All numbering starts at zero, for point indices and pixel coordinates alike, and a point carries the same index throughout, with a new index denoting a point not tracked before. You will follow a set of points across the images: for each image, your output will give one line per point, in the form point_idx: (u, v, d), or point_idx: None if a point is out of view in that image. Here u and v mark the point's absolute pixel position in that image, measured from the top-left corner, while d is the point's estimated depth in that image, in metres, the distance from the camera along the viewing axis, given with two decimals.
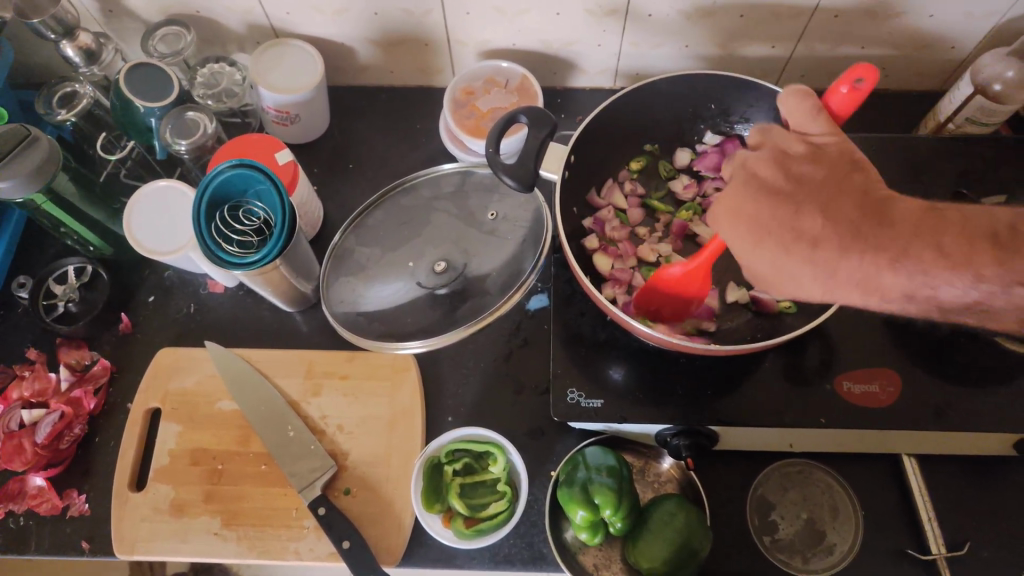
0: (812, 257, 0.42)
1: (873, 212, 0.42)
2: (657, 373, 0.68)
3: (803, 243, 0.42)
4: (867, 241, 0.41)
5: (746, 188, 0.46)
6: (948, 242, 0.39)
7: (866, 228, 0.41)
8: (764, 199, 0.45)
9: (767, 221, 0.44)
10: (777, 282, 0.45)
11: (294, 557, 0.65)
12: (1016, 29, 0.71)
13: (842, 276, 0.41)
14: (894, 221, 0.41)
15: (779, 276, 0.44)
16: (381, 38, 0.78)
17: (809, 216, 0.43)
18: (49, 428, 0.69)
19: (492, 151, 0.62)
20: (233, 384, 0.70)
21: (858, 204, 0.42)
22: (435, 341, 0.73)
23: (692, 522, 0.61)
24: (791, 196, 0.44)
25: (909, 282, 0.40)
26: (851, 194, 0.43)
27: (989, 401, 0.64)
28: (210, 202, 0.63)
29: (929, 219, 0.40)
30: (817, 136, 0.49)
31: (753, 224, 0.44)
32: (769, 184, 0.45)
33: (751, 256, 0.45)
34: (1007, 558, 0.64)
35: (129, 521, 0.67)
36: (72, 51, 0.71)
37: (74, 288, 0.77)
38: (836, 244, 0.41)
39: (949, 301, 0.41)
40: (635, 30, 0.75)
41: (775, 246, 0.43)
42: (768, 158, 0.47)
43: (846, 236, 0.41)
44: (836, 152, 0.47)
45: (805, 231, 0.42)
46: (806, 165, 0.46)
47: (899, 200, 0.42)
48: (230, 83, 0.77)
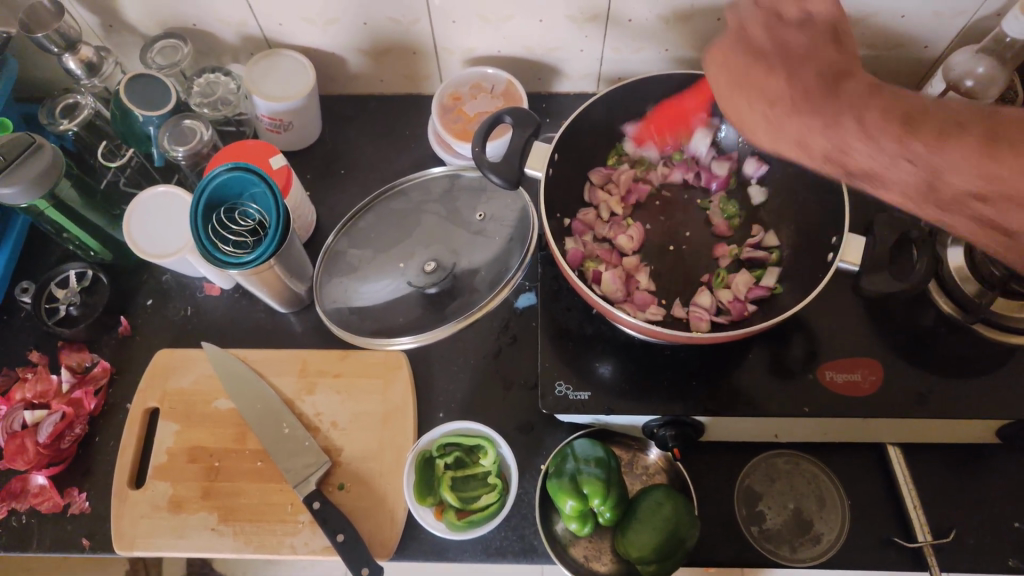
0: (772, 104, 0.46)
1: (833, 84, 0.44)
2: (643, 365, 0.69)
3: (772, 101, 0.46)
4: (854, 122, 0.41)
5: (735, 51, 0.50)
6: (870, 117, 0.40)
7: (853, 104, 0.42)
8: (757, 61, 0.49)
9: (744, 74, 0.49)
10: (750, 122, 0.48)
11: (289, 551, 0.67)
12: (985, 28, 0.73)
13: (784, 130, 0.45)
14: (841, 96, 0.43)
15: (742, 93, 0.48)
16: (371, 48, 0.81)
17: (777, 77, 0.47)
18: (50, 428, 0.70)
19: (479, 150, 0.64)
20: (230, 384, 0.72)
21: (821, 73, 0.45)
22: (425, 336, 0.75)
23: (678, 511, 0.62)
24: (770, 56, 0.48)
25: (838, 147, 0.42)
26: (818, 63, 0.46)
27: (969, 388, 0.65)
28: (206, 205, 0.66)
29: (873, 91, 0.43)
30: (816, 4, 0.51)
31: (739, 85, 0.49)
32: (756, 42, 0.50)
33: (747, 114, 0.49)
34: (991, 544, 0.65)
35: (129, 518, 0.69)
36: (74, 64, 0.74)
37: (74, 293, 0.78)
38: (790, 101, 0.45)
39: (855, 168, 0.42)
40: (616, 35, 0.77)
41: (760, 105, 0.47)
42: (747, 34, 0.51)
43: (799, 98, 0.44)
44: (826, 19, 0.50)
45: (775, 94, 0.46)
46: (793, 25, 0.50)
47: (857, 79, 0.44)
48: (225, 92, 0.79)
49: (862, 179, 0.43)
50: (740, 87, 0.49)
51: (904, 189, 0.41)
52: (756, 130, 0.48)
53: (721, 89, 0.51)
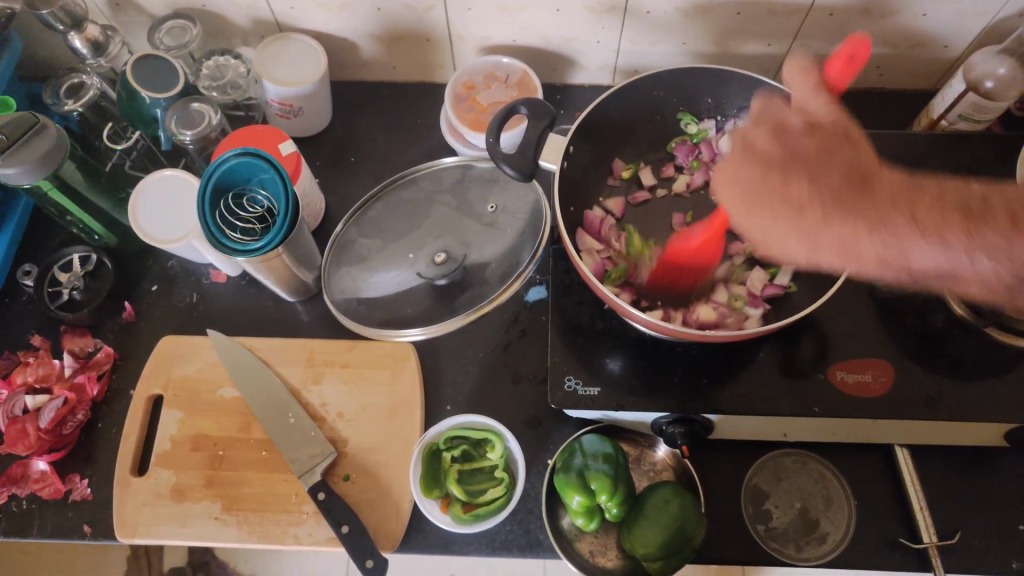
0: (803, 238, 0.43)
1: (861, 185, 0.44)
2: (654, 361, 0.69)
3: (792, 208, 0.43)
4: (906, 221, 0.41)
5: (747, 160, 0.48)
6: (923, 213, 0.41)
7: (892, 206, 0.42)
8: (768, 171, 0.46)
9: (763, 186, 0.45)
10: (775, 240, 0.44)
11: (293, 541, 0.66)
12: (1006, 28, 0.73)
13: (823, 242, 0.42)
14: (876, 194, 0.43)
15: (764, 216, 0.44)
16: (384, 34, 0.79)
17: (800, 181, 0.44)
18: (52, 414, 0.69)
19: (492, 141, 0.63)
20: (235, 372, 0.71)
21: (846, 176, 0.44)
22: (434, 327, 0.74)
23: (686, 509, 0.62)
24: (783, 165, 0.46)
25: (892, 249, 0.41)
26: (839, 165, 0.46)
27: (979, 391, 0.65)
28: (214, 190, 0.64)
29: (912, 194, 0.42)
30: (817, 109, 0.52)
31: (755, 198, 0.45)
32: (765, 150, 0.48)
33: (744, 224, 0.46)
34: (996, 546, 0.65)
35: (131, 505, 0.68)
36: (80, 43, 0.72)
37: (77, 277, 0.77)
38: (822, 210, 0.42)
39: (921, 268, 0.41)
40: (634, 27, 0.76)
41: (789, 225, 0.43)
42: (754, 144, 0.49)
43: (832, 204, 0.42)
44: (829, 122, 0.50)
45: (797, 199, 0.43)
46: (797, 136, 0.49)
47: (884, 177, 0.44)
48: (235, 75, 0.78)
49: (940, 279, 0.42)
50: (748, 204, 0.46)
51: (986, 283, 0.41)
52: (775, 246, 0.44)
53: (731, 206, 0.47)
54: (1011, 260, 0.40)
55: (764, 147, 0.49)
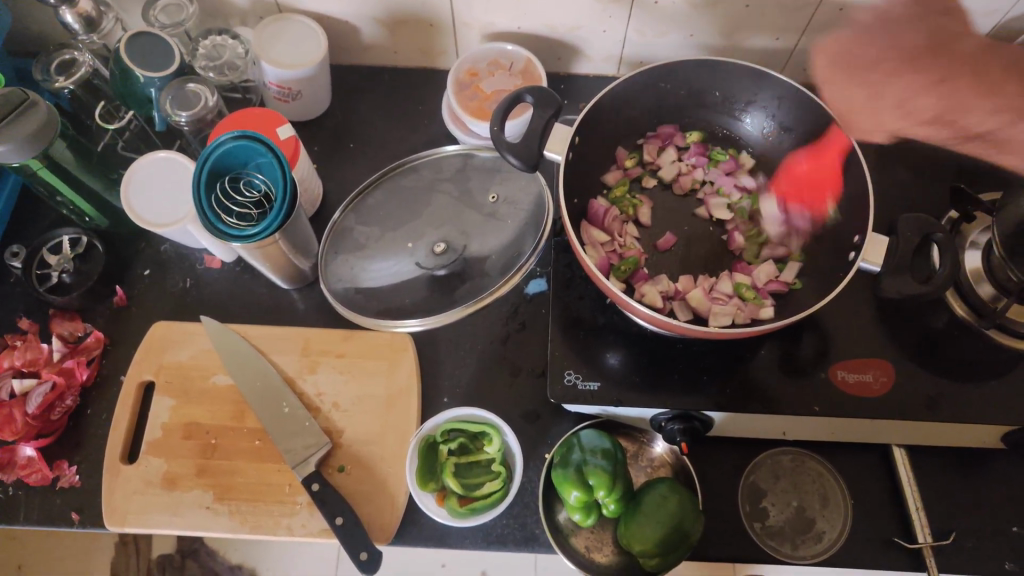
0: (885, 90, 0.62)
1: (935, 45, 0.61)
2: (654, 357, 0.68)
3: (896, 93, 0.61)
4: (894, 98, 0.61)
5: (848, 43, 0.66)
6: (923, 68, 0.60)
7: (910, 80, 0.60)
8: (856, 57, 0.64)
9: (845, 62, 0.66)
10: (847, 105, 0.65)
11: (286, 533, 0.65)
12: (1016, 29, 0.72)
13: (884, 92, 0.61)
14: (942, 56, 0.60)
15: (849, 93, 0.65)
16: (386, 18, 0.78)
17: (881, 50, 0.62)
18: (40, 398, 0.68)
19: (497, 129, 0.62)
20: (229, 359, 0.70)
21: (903, 52, 0.61)
22: (434, 319, 0.73)
23: (684, 505, 0.61)
24: (867, 61, 0.63)
25: (904, 99, 0.61)
26: (904, 34, 0.62)
27: (979, 393, 0.65)
28: (210, 173, 0.63)
29: (916, 60, 0.60)
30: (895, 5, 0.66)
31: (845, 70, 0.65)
32: (858, 45, 0.65)
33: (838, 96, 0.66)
34: (990, 547, 0.65)
35: (121, 493, 0.67)
36: (71, 18, 0.69)
37: (67, 259, 0.75)
38: (896, 66, 0.61)
39: (974, 128, 0.59)
40: (642, 17, 0.75)
41: (856, 77, 0.64)
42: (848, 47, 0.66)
43: (904, 65, 0.60)
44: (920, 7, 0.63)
45: (887, 68, 0.61)
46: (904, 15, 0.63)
47: (910, 37, 0.61)
48: (232, 55, 0.76)
49: (939, 127, 0.60)
50: (856, 78, 0.64)
51: (922, 119, 0.60)
52: (863, 120, 0.65)
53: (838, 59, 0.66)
54: (973, 113, 0.58)
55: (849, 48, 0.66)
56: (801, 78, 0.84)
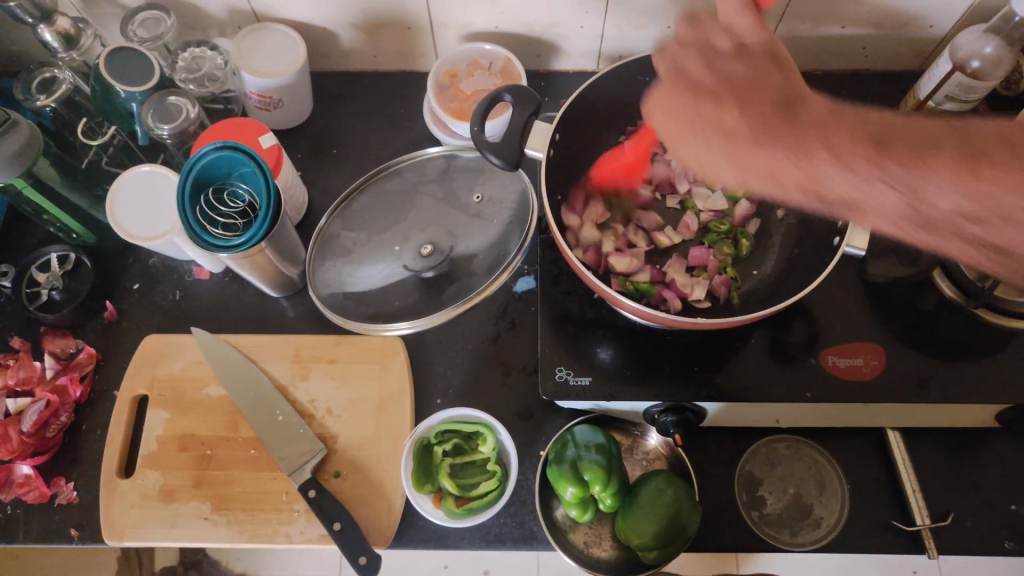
0: (732, 147, 0.43)
1: (788, 112, 0.43)
2: (644, 350, 0.68)
3: (728, 135, 0.43)
4: (824, 149, 0.39)
5: (677, 87, 0.49)
6: (834, 142, 0.39)
7: (815, 131, 0.41)
8: (707, 102, 0.47)
9: (699, 114, 0.46)
10: (712, 166, 0.45)
11: (285, 540, 0.66)
12: (992, 7, 0.72)
13: (751, 163, 0.42)
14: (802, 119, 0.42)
15: (697, 143, 0.45)
16: (364, 22, 0.78)
17: (733, 109, 0.44)
18: (34, 416, 0.68)
19: (477, 129, 0.62)
20: (220, 370, 0.70)
21: (776, 102, 0.45)
22: (423, 321, 0.73)
23: (680, 497, 0.61)
24: (718, 95, 0.47)
25: (806, 175, 0.40)
26: (769, 89, 0.46)
27: (972, 373, 0.65)
28: (193, 185, 0.63)
29: (840, 117, 0.42)
30: (745, 30, 0.50)
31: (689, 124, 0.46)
32: (702, 80, 0.49)
33: (679, 144, 0.47)
34: (988, 526, 0.65)
35: (119, 508, 0.67)
36: (50, 36, 0.70)
37: (56, 277, 0.75)
38: (750, 136, 0.42)
39: (832, 194, 0.39)
40: (619, 12, 0.75)
41: (711, 136, 0.45)
42: (687, 74, 0.50)
43: (760, 131, 0.42)
44: (759, 42, 0.49)
45: (730, 126, 0.44)
46: (728, 61, 0.49)
47: (814, 105, 0.43)
48: (212, 67, 0.76)
49: (845, 212, 0.41)
50: (693, 133, 0.46)
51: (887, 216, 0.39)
52: (718, 170, 0.44)
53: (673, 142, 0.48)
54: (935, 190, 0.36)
55: (700, 81, 0.49)
56: None
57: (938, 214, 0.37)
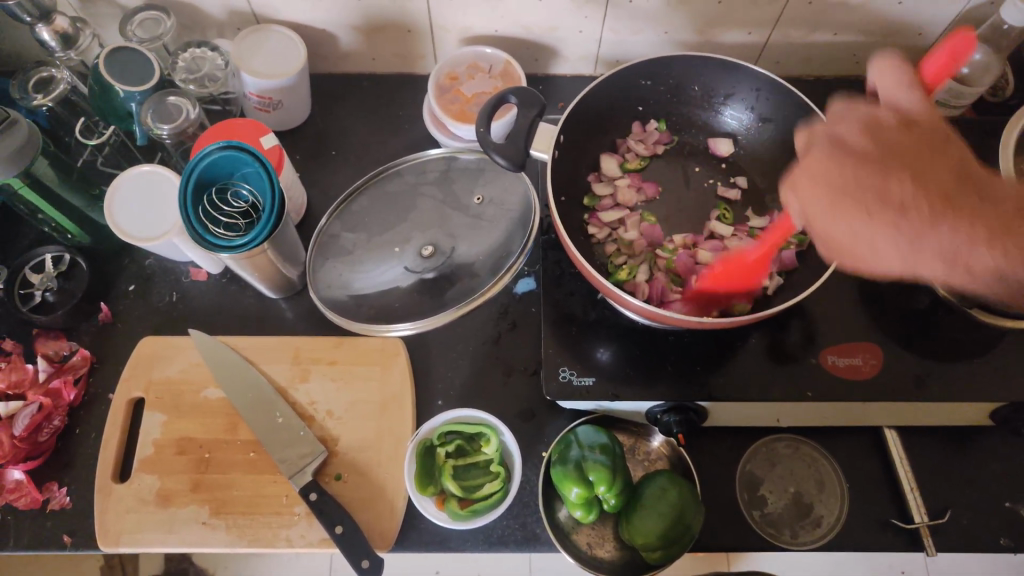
0: (910, 243, 0.44)
1: (960, 186, 0.46)
2: (644, 350, 0.68)
3: (909, 242, 0.44)
4: (979, 227, 0.44)
5: (833, 149, 0.49)
6: (1004, 244, 0.43)
7: (969, 215, 0.44)
8: (855, 155, 0.48)
9: (851, 179, 0.46)
10: (855, 246, 0.46)
11: (285, 544, 0.65)
12: (977, 17, 0.74)
13: (924, 250, 0.44)
14: (986, 194, 0.46)
15: (853, 211, 0.45)
16: (364, 25, 0.78)
17: (898, 168, 0.46)
18: (27, 420, 0.67)
19: (483, 130, 0.62)
20: (219, 372, 0.69)
21: (939, 182, 0.46)
22: (425, 321, 0.73)
23: (684, 497, 0.62)
24: (881, 160, 0.47)
25: (959, 252, 0.44)
26: (942, 160, 0.48)
27: (967, 370, 0.66)
28: (197, 184, 0.62)
29: (989, 204, 0.45)
30: (911, 104, 0.51)
31: (846, 194, 0.46)
32: (853, 149, 0.49)
33: (827, 223, 0.46)
34: (984, 523, 0.66)
35: (114, 512, 0.66)
36: (48, 35, 0.69)
37: (51, 278, 0.74)
38: (928, 213, 0.44)
39: (977, 268, 0.44)
40: (618, 17, 0.76)
41: (896, 208, 0.45)
42: (846, 146, 0.49)
43: (936, 206, 0.44)
44: (922, 122, 0.50)
45: (897, 198, 0.45)
46: (882, 150, 0.48)
47: (965, 185, 0.47)
48: (212, 68, 0.75)
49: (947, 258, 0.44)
50: (833, 215, 0.46)
51: (978, 269, 0.44)
52: (863, 253, 0.45)
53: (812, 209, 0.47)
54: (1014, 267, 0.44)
55: (847, 145, 0.49)
56: (773, 71, 0.86)
57: (978, 267, 0.44)
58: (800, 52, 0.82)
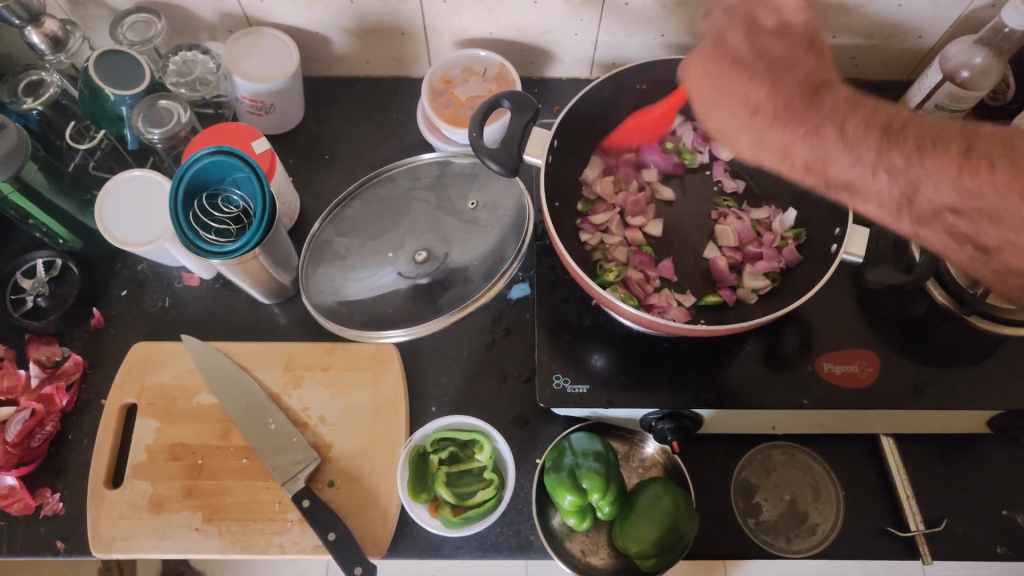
0: (755, 115, 0.48)
1: (818, 88, 0.47)
2: (639, 358, 0.68)
3: (754, 110, 0.48)
4: (837, 133, 0.45)
5: (711, 53, 0.52)
6: (851, 129, 0.44)
7: (834, 112, 0.46)
8: (736, 64, 0.50)
9: (730, 81, 0.50)
10: (728, 129, 0.50)
11: (278, 551, 0.64)
12: (978, 20, 0.73)
13: (767, 141, 0.48)
14: (824, 105, 0.46)
15: (723, 110, 0.50)
16: (357, 28, 0.77)
17: (757, 73, 0.49)
18: (19, 426, 0.67)
19: (476, 135, 0.62)
20: (212, 378, 0.69)
21: (803, 80, 0.48)
22: (418, 327, 0.73)
23: (678, 505, 0.61)
24: (752, 65, 0.49)
25: (817, 156, 0.45)
26: (799, 72, 0.48)
27: (965, 378, 0.66)
28: (187, 190, 0.62)
29: (857, 104, 0.46)
30: (790, 3, 0.51)
31: (720, 94, 0.50)
32: (737, 50, 0.51)
33: (728, 126, 0.50)
34: (982, 531, 0.66)
35: (107, 518, 0.66)
36: (38, 38, 0.68)
37: (42, 283, 0.74)
38: (772, 111, 0.47)
39: (835, 177, 0.46)
40: (613, 19, 0.75)
41: (749, 108, 0.48)
42: (726, 41, 0.52)
43: (783, 106, 0.47)
44: (802, 21, 0.51)
45: (755, 100, 0.48)
46: (770, 32, 0.51)
47: (837, 89, 0.47)
48: (204, 71, 0.74)
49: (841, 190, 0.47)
50: (721, 98, 0.50)
51: (879, 200, 0.45)
52: (737, 139, 0.50)
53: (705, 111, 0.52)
54: (928, 184, 0.42)
55: (736, 46, 0.51)
56: None
57: (926, 203, 0.43)
58: None
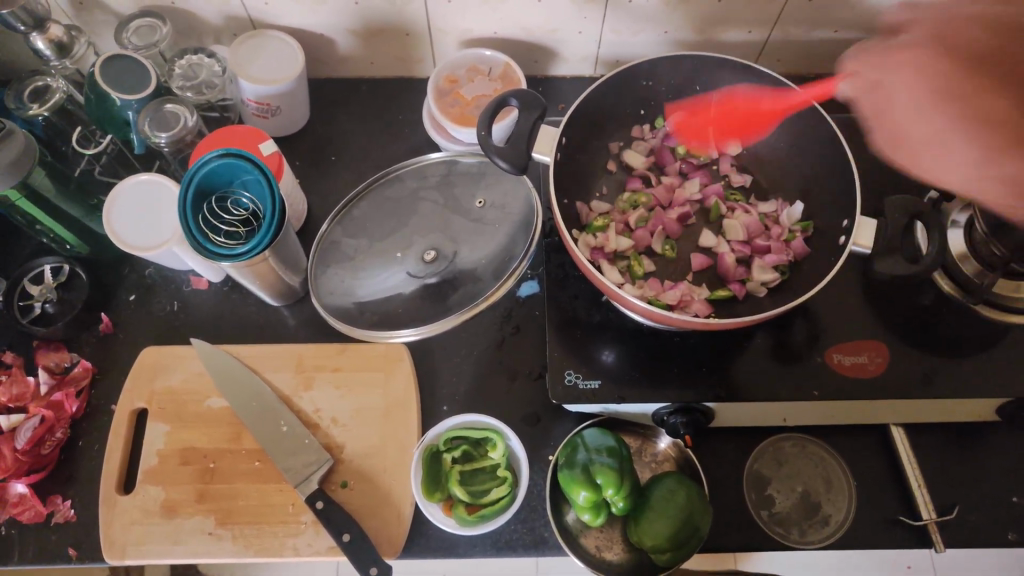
0: (965, 162, 0.52)
1: None
2: (649, 353, 0.68)
3: (966, 161, 0.52)
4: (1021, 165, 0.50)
5: (934, 59, 0.55)
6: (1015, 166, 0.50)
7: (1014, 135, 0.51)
8: (941, 94, 0.54)
9: (959, 94, 0.53)
10: (950, 176, 0.53)
11: (292, 553, 0.64)
12: None
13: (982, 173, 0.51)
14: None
15: (947, 159, 0.53)
16: (362, 29, 0.77)
17: (998, 98, 0.52)
18: (29, 433, 0.66)
19: (485, 133, 0.62)
20: (222, 381, 0.69)
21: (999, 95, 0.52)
22: (428, 327, 0.73)
23: (692, 499, 0.61)
24: (961, 95, 0.53)
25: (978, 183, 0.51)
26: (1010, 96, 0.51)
27: (973, 366, 0.66)
28: (197, 193, 0.62)
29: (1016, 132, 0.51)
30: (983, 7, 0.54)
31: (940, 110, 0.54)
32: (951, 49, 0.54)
33: (926, 142, 0.55)
34: (993, 519, 0.66)
35: (119, 524, 0.65)
36: (42, 44, 0.68)
37: (50, 288, 0.73)
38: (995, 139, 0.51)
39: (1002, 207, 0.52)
40: (618, 17, 0.75)
41: (953, 120, 0.53)
42: (948, 46, 0.54)
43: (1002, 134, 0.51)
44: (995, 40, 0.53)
45: (965, 122, 0.52)
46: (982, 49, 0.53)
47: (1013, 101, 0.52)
48: (209, 74, 0.74)
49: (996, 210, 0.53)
50: (929, 142, 0.55)
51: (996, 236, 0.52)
52: (946, 176, 0.53)
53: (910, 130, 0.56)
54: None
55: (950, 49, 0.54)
56: (774, 69, 0.86)
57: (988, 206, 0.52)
58: (800, 49, 0.81)
